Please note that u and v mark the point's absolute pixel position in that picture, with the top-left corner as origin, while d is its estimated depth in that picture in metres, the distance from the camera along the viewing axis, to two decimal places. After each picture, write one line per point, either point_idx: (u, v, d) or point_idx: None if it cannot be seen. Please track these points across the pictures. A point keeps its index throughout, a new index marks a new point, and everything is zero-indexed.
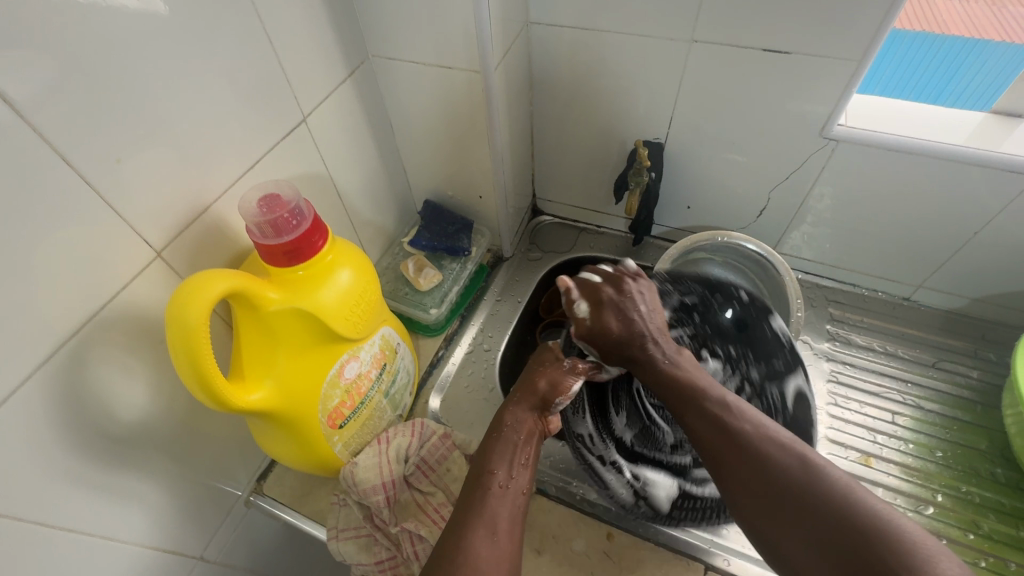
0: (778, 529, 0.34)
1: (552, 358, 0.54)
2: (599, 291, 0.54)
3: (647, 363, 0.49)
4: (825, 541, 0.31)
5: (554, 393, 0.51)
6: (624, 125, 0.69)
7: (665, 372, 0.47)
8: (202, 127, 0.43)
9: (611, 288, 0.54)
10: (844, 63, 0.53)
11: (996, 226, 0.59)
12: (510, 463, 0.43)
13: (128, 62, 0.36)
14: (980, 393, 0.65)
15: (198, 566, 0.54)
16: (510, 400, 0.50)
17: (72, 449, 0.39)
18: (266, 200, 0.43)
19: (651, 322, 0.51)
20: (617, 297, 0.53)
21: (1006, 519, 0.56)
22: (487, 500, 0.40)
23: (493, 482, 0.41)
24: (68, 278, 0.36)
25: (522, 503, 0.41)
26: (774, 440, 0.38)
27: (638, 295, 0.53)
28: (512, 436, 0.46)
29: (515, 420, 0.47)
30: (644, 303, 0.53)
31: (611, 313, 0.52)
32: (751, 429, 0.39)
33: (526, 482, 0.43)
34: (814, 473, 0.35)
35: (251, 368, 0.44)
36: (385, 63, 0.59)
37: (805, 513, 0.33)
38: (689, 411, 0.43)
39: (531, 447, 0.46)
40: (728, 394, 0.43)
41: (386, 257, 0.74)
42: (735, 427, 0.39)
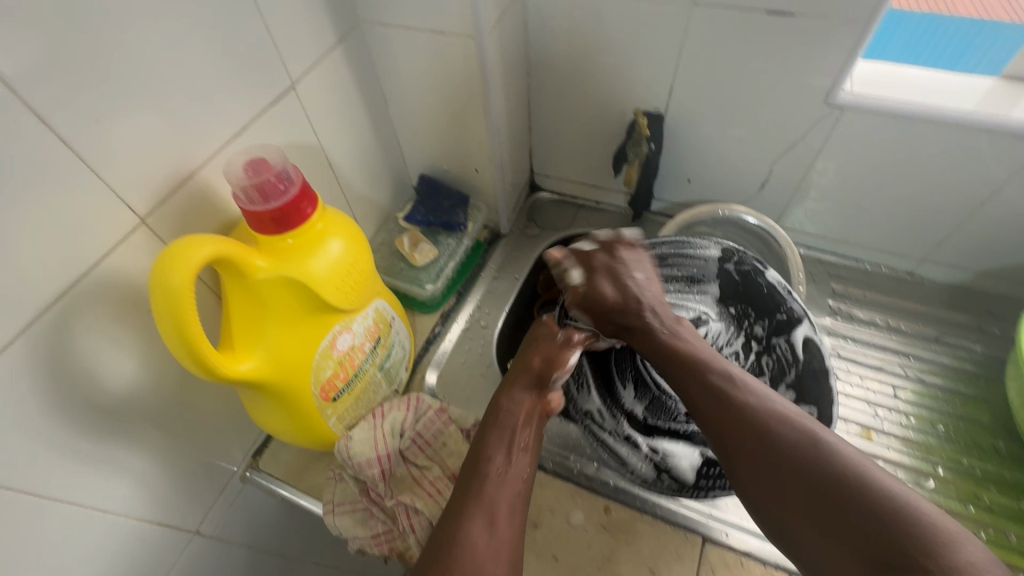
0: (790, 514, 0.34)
1: (546, 333, 0.55)
2: (590, 257, 0.57)
3: (642, 329, 0.51)
4: (840, 529, 0.31)
5: (551, 368, 0.52)
6: (623, 96, 0.67)
7: (664, 342, 0.49)
8: (186, 91, 0.42)
9: (604, 255, 0.57)
10: (851, 25, 0.51)
11: (1004, 196, 0.58)
12: (508, 449, 0.44)
13: (109, 23, 0.35)
14: (983, 367, 0.65)
15: (195, 540, 0.53)
16: (507, 384, 0.50)
17: (59, 420, 0.38)
18: (252, 163, 0.42)
19: (645, 290, 0.54)
20: (611, 263, 0.56)
21: (1007, 491, 0.56)
22: (484, 488, 0.40)
23: (490, 469, 0.41)
24: (48, 244, 0.35)
25: (521, 490, 0.41)
26: (780, 416, 0.38)
27: (632, 261, 0.57)
28: (511, 419, 0.46)
29: (513, 403, 0.48)
30: (638, 270, 0.56)
31: (605, 278, 0.55)
32: (755, 409, 0.39)
33: (525, 467, 0.43)
34: (826, 454, 0.34)
35: (241, 338, 0.43)
36: (376, 30, 0.57)
37: (820, 495, 0.33)
38: (691, 382, 0.43)
39: (530, 430, 0.46)
40: (732, 368, 0.44)
41: (381, 233, 0.73)
42: (743, 408, 0.39)
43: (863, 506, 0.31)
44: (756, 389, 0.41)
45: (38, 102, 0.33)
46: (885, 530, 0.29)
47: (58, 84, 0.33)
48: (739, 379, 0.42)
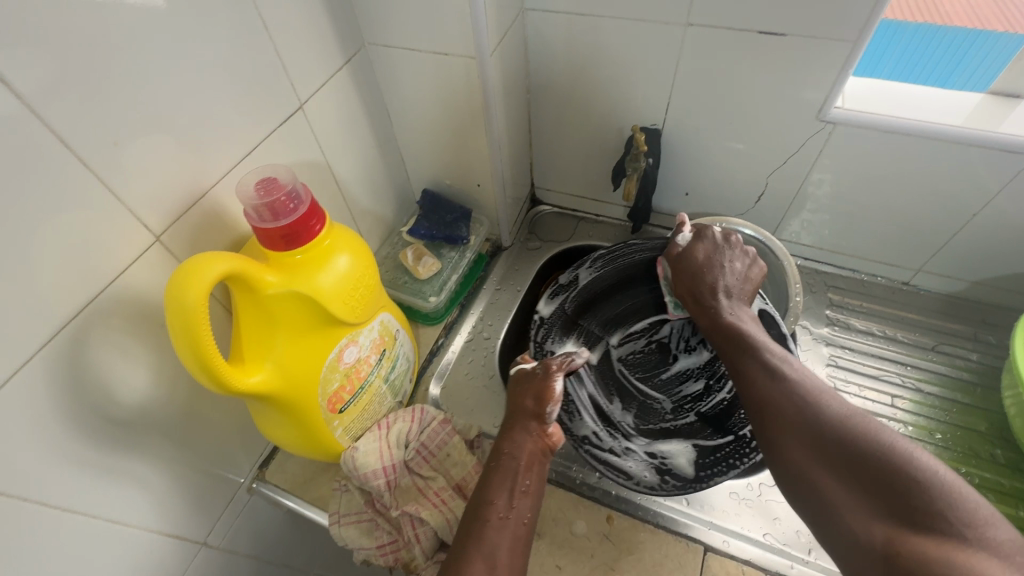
0: (820, 474, 0.35)
1: (527, 373, 0.53)
2: (707, 230, 0.58)
3: (712, 308, 0.52)
4: (873, 492, 0.33)
5: (544, 404, 0.49)
6: (621, 112, 0.69)
7: (725, 321, 0.50)
8: (199, 113, 0.43)
9: (720, 233, 0.57)
10: (840, 43, 0.53)
11: (995, 208, 0.59)
12: (510, 492, 0.43)
13: (127, 51, 0.37)
14: (979, 375, 0.65)
15: (203, 551, 0.54)
16: (506, 427, 0.49)
17: (74, 433, 0.40)
18: (263, 183, 0.43)
19: (734, 277, 0.54)
20: (720, 241, 0.57)
21: (1006, 499, 0.57)
22: (485, 534, 0.40)
23: (491, 515, 0.41)
24: (67, 263, 0.37)
25: (523, 533, 0.41)
26: (827, 393, 0.39)
27: (734, 253, 0.56)
28: (511, 462, 0.45)
29: (512, 445, 0.46)
30: (739, 262, 0.56)
31: (706, 248, 0.57)
32: (807, 385, 0.40)
33: (528, 510, 0.42)
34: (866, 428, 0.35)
35: (251, 352, 0.45)
36: (381, 51, 0.59)
37: (857, 465, 0.34)
38: (748, 357, 0.45)
39: (533, 473, 0.45)
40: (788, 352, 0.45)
41: (385, 246, 0.74)
42: (791, 381, 0.40)
43: (899, 478, 0.32)
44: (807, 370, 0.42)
45: (61, 126, 0.34)
46: (918, 498, 0.31)
47: (81, 108, 0.35)
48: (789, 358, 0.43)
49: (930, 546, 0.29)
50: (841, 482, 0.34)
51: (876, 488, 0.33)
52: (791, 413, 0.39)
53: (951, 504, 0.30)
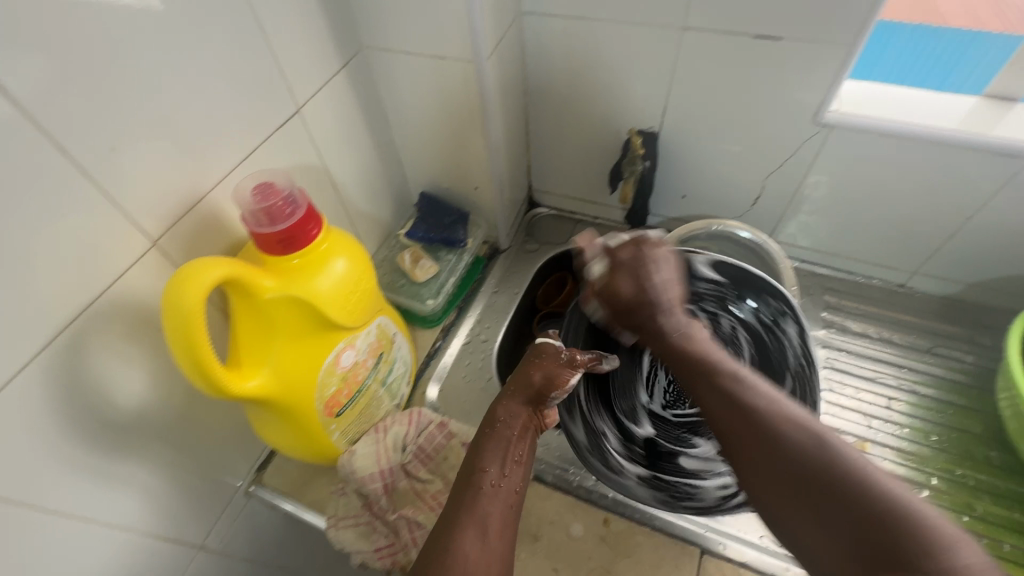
0: (790, 512, 0.34)
1: (551, 350, 0.53)
2: (616, 254, 0.54)
3: (658, 332, 0.50)
4: (843, 532, 0.31)
5: (552, 387, 0.50)
6: (618, 115, 0.69)
7: (674, 342, 0.48)
8: (196, 117, 0.43)
9: (630, 250, 0.53)
10: (836, 47, 0.53)
11: (990, 211, 0.60)
12: (503, 462, 0.43)
13: (124, 56, 0.37)
14: (975, 377, 0.66)
15: (200, 555, 0.54)
16: (505, 393, 0.49)
17: (71, 438, 0.40)
18: (259, 188, 0.43)
19: (665, 289, 0.51)
20: (634, 260, 0.53)
21: (1001, 501, 0.57)
22: (477, 500, 0.40)
23: (484, 482, 0.41)
24: (63, 268, 0.37)
25: (514, 502, 0.41)
26: (788, 417, 0.37)
27: (658, 260, 0.53)
28: (506, 432, 0.46)
29: (509, 415, 0.47)
30: (663, 268, 0.52)
31: (626, 273, 0.52)
32: (766, 410, 0.38)
33: (519, 480, 0.43)
34: (830, 454, 0.34)
35: (248, 355, 0.45)
36: (379, 54, 0.59)
37: (821, 498, 0.32)
38: (704, 386, 0.42)
39: (524, 443, 0.46)
40: (744, 367, 0.43)
41: (383, 249, 0.74)
42: (752, 408, 0.38)
43: (862, 510, 0.30)
44: (766, 390, 0.40)
45: (57, 131, 0.34)
46: (887, 539, 0.29)
47: (78, 113, 0.35)
48: (746, 377, 0.41)
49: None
50: (812, 522, 0.32)
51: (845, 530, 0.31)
52: (754, 443, 0.37)
53: (919, 542, 0.28)
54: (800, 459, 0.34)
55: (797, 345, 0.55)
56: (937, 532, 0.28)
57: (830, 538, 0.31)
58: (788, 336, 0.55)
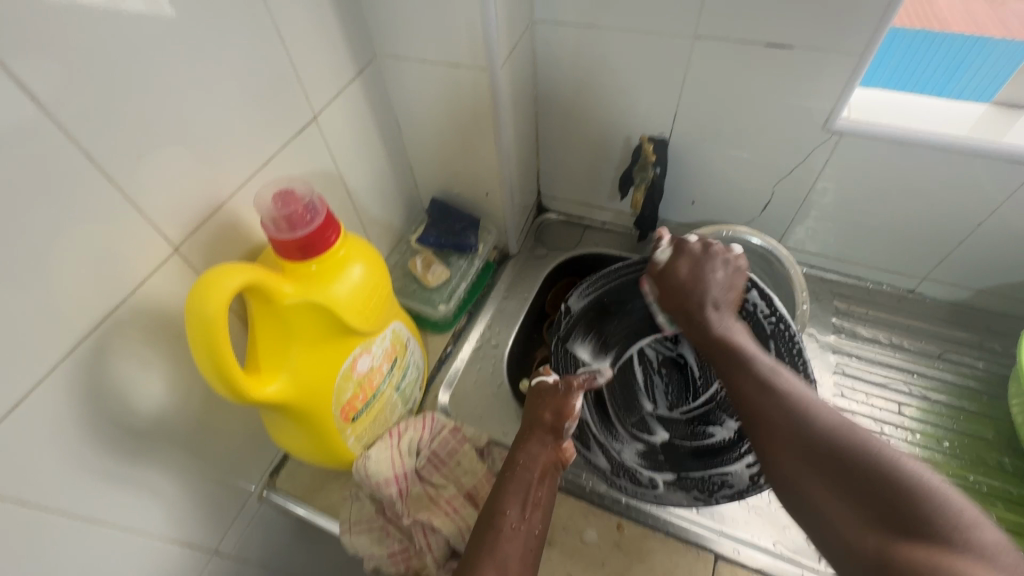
0: (811, 485, 0.35)
1: (549, 386, 0.53)
2: (686, 242, 0.54)
3: (703, 322, 0.49)
4: (862, 501, 0.32)
5: (561, 420, 0.50)
6: (628, 122, 0.69)
7: (716, 337, 0.48)
8: (216, 125, 0.44)
9: (700, 242, 0.53)
10: (846, 56, 0.53)
11: (1000, 217, 0.60)
12: (522, 504, 0.44)
13: (146, 65, 0.37)
14: (985, 383, 0.66)
15: (214, 560, 0.54)
16: (521, 436, 0.50)
17: (92, 442, 0.40)
18: (281, 194, 0.44)
19: (722, 287, 0.51)
20: (700, 252, 0.53)
21: (1014, 507, 0.57)
22: (498, 544, 0.41)
23: (504, 525, 0.43)
24: (88, 274, 0.37)
25: (533, 547, 0.43)
26: (816, 404, 0.38)
27: (719, 263, 0.52)
28: (526, 474, 0.46)
29: (528, 457, 0.48)
30: (723, 271, 0.52)
31: (685, 263, 0.53)
32: (800, 397, 0.39)
33: (538, 523, 0.45)
34: (857, 435, 0.35)
35: (267, 361, 0.45)
36: (392, 62, 0.60)
37: (845, 473, 0.34)
38: (733, 372, 0.44)
39: (544, 485, 0.47)
40: (778, 363, 0.44)
41: (394, 254, 0.75)
42: (781, 394, 0.40)
43: (886, 481, 0.32)
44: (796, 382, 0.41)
45: (86, 141, 0.35)
46: (910, 509, 0.30)
47: (105, 122, 0.36)
48: (780, 369, 0.43)
49: (920, 553, 0.29)
50: (832, 493, 0.34)
51: (865, 498, 0.32)
52: (782, 425, 0.38)
53: (938, 512, 0.30)
54: (827, 439, 0.36)
55: (764, 305, 0.53)
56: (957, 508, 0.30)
57: (848, 509, 0.33)
58: (753, 300, 0.54)
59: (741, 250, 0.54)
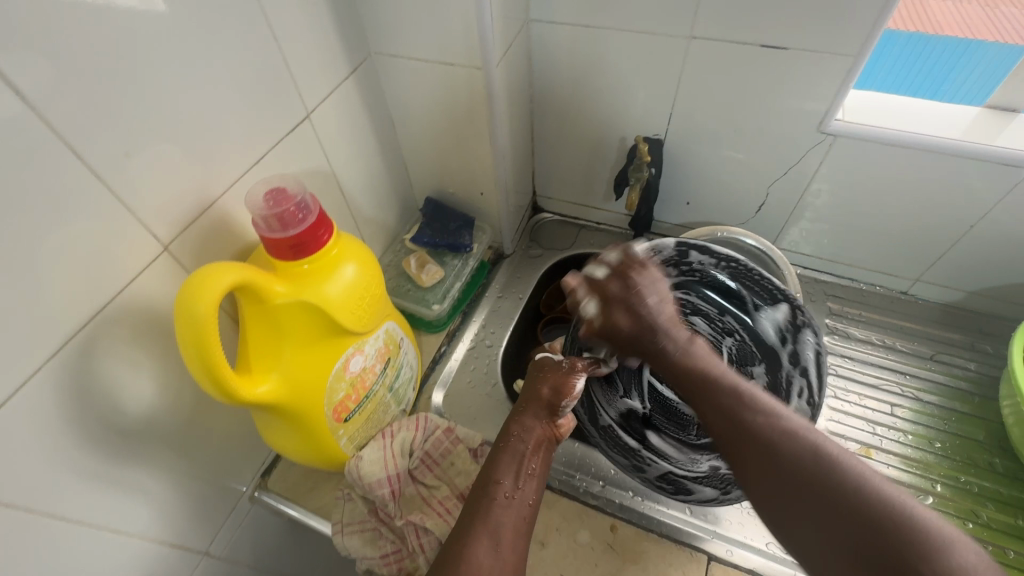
0: (790, 518, 0.33)
1: (552, 362, 0.54)
2: (605, 285, 0.51)
3: (660, 356, 0.46)
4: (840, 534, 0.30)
5: (559, 397, 0.50)
6: (623, 123, 0.69)
7: (677, 361, 0.45)
8: (206, 122, 0.43)
9: (619, 283, 0.50)
10: (841, 58, 0.54)
11: (992, 220, 0.60)
12: (516, 475, 0.43)
13: (135, 62, 0.37)
14: (977, 385, 0.66)
15: (204, 562, 0.54)
16: (515, 411, 0.50)
17: (80, 443, 0.39)
18: (272, 193, 0.43)
19: (664, 314, 0.48)
20: (625, 292, 0.50)
21: (1004, 508, 0.57)
22: (492, 510, 0.40)
23: (498, 493, 0.41)
24: (76, 273, 0.36)
25: (528, 515, 0.41)
26: (787, 431, 0.35)
27: (646, 286, 0.49)
28: (519, 446, 0.46)
29: (522, 430, 0.47)
30: (654, 291, 0.49)
31: (621, 305, 0.49)
32: (768, 426, 0.36)
33: (532, 493, 0.43)
34: (832, 466, 0.32)
35: (257, 362, 0.44)
36: (387, 60, 0.60)
37: (825, 509, 0.31)
38: (703, 403, 0.41)
39: (537, 458, 0.46)
40: (743, 381, 0.41)
41: (389, 253, 0.74)
42: (753, 423, 0.37)
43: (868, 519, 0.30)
44: (766, 402, 0.38)
45: (74, 139, 0.34)
46: (890, 543, 0.28)
47: (94, 119, 0.35)
48: (748, 391, 0.40)
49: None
50: (809, 526, 0.32)
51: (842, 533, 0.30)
52: (754, 452, 0.36)
53: (918, 543, 0.28)
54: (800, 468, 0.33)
55: (708, 257, 0.57)
56: (937, 535, 0.28)
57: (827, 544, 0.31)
58: (698, 258, 0.58)
59: (652, 263, 0.52)
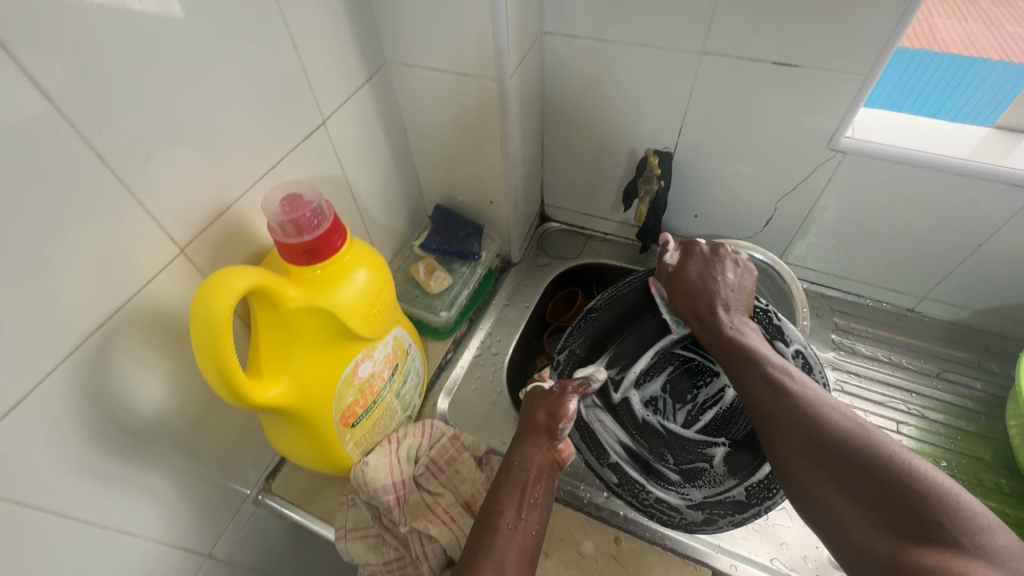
0: (818, 481, 0.37)
1: (544, 391, 0.54)
2: (692, 245, 0.57)
3: (712, 323, 0.52)
4: (869, 499, 0.34)
5: (557, 421, 0.50)
6: (633, 135, 0.70)
7: (728, 337, 0.50)
8: (224, 126, 0.44)
9: (706, 247, 0.57)
10: (852, 76, 0.54)
11: (1001, 238, 0.60)
12: (519, 504, 0.44)
13: (157, 67, 0.37)
14: (983, 404, 0.66)
15: (207, 564, 0.54)
16: (516, 439, 0.50)
17: (89, 443, 0.40)
18: (288, 199, 0.44)
19: (732, 288, 0.54)
20: (710, 257, 0.56)
21: (1011, 529, 0.57)
22: (495, 543, 0.41)
23: (501, 525, 0.42)
24: (93, 274, 0.37)
25: (531, 545, 0.42)
26: (832, 410, 0.40)
27: (728, 265, 0.55)
28: (521, 475, 0.46)
29: (523, 459, 0.47)
30: (736, 272, 0.55)
31: (695, 262, 0.56)
32: (812, 399, 0.41)
33: (536, 523, 0.44)
34: (868, 441, 0.37)
35: (269, 365, 0.45)
36: (401, 68, 0.60)
37: (861, 480, 0.35)
38: (748, 379, 0.46)
39: (541, 486, 0.46)
40: (792, 366, 0.46)
41: (397, 259, 0.75)
42: (797, 400, 0.42)
43: (902, 487, 0.34)
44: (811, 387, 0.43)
45: (96, 141, 0.35)
46: (918, 510, 0.32)
47: (116, 122, 0.36)
48: (791, 372, 0.45)
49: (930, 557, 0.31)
50: (842, 491, 0.36)
51: (876, 498, 0.34)
52: (793, 423, 0.41)
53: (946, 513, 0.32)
54: (840, 437, 0.38)
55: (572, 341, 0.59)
56: (968, 509, 0.32)
57: (855, 506, 0.35)
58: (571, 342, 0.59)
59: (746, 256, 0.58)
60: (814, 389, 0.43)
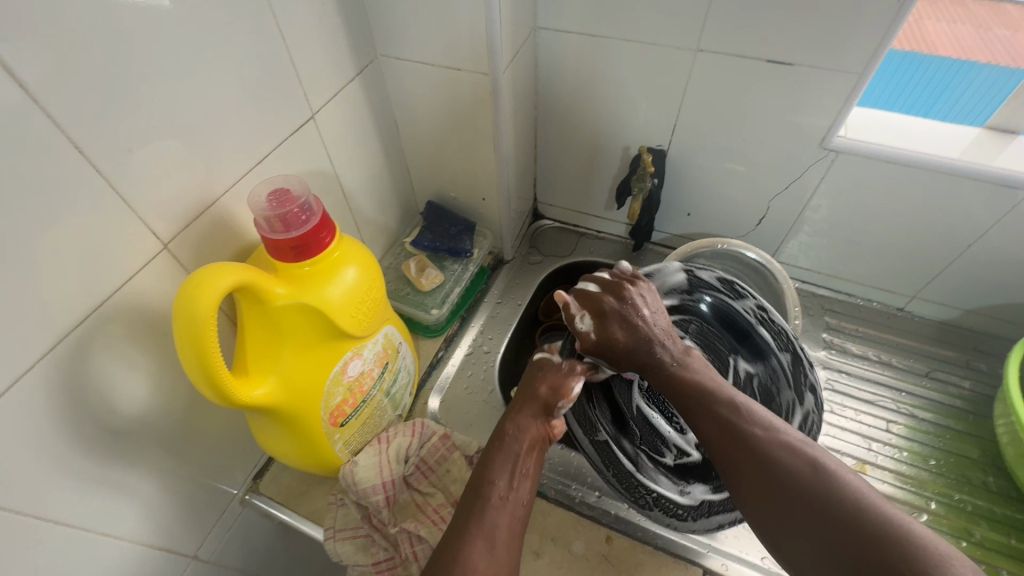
0: (783, 529, 0.34)
1: (551, 363, 0.54)
2: (601, 301, 0.51)
3: (657, 367, 0.48)
4: (829, 544, 0.31)
5: (558, 397, 0.51)
6: (627, 132, 0.69)
7: (675, 380, 0.47)
8: (210, 119, 0.43)
9: (612, 296, 0.51)
10: (846, 75, 0.54)
11: (990, 238, 0.61)
12: (510, 475, 0.44)
13: (141, 58, 0.36)
14: (971, 403, 0.67)
15: (192, 565, 0.53)
16: (511, 409, 0.50)
17: (70, 444, 0.38)
18: (275, 194, 0.43)
19: (656, 325, 0.50)
20: (619, 305, 0.51)
21: (998, 527, 0.57)
22: (486, 512, 0.40)
23: (492, 495, 0.41)
24: (71, 270, 0.36)
25: (521, 515, 0.41)
26: (786, 444, 0.37)
27: (643, 299, 0.51)
28: (515, 445, 0.46)
29: (517, 429, 0.48)
30: (650, 304, 0.51)
31: (615, 322, 0.50)
32: (762, 435, 0.38)
33: (526, 494, 0.43)
34: (828, 478, 0.34)
35: (256, 364, 0.44)
36: (393, 62, 0.59)
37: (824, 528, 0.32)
38: (698, 414, 0.43)
39: (533, 457, 0.46)
40: (739, 397, 0.43)
41: (388, 256, 0.74)
42: (754, 437, 0.38)
43: (867, 531, 0.30)
44: (763, 418, 0.40)
45: (76, 132, 0.34)
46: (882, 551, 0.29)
47: (98, 115, 0.35)
48: (742, 402, 0.42)
49: None
50: (803, 539, 0.33)
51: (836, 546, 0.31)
52: (750, 464, 0.37)
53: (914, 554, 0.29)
54: (800, 480, 0.34)
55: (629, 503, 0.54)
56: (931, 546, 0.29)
57: (822, 553, 0.32)
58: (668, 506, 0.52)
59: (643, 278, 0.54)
60: (764, 420, 0.40)
